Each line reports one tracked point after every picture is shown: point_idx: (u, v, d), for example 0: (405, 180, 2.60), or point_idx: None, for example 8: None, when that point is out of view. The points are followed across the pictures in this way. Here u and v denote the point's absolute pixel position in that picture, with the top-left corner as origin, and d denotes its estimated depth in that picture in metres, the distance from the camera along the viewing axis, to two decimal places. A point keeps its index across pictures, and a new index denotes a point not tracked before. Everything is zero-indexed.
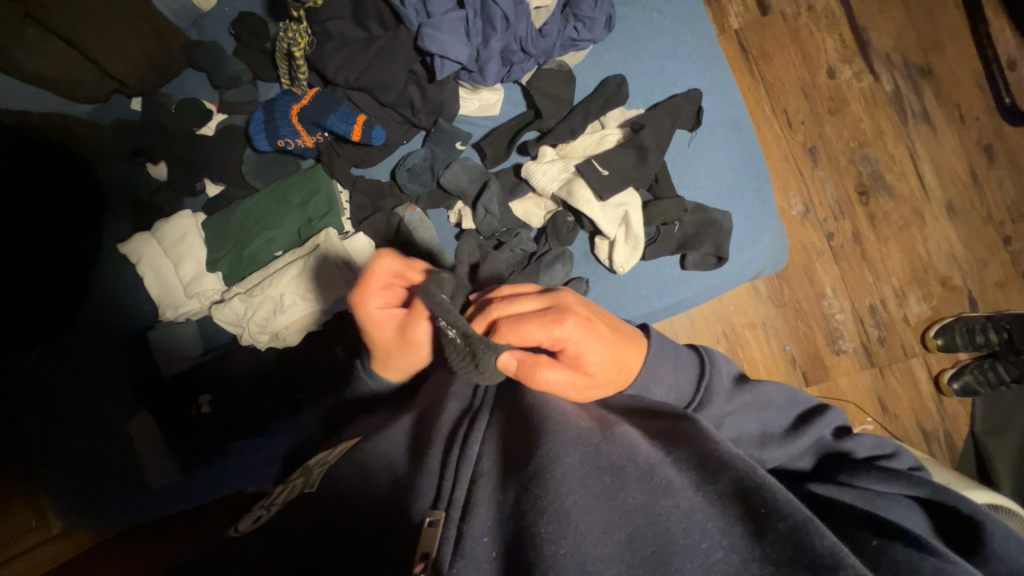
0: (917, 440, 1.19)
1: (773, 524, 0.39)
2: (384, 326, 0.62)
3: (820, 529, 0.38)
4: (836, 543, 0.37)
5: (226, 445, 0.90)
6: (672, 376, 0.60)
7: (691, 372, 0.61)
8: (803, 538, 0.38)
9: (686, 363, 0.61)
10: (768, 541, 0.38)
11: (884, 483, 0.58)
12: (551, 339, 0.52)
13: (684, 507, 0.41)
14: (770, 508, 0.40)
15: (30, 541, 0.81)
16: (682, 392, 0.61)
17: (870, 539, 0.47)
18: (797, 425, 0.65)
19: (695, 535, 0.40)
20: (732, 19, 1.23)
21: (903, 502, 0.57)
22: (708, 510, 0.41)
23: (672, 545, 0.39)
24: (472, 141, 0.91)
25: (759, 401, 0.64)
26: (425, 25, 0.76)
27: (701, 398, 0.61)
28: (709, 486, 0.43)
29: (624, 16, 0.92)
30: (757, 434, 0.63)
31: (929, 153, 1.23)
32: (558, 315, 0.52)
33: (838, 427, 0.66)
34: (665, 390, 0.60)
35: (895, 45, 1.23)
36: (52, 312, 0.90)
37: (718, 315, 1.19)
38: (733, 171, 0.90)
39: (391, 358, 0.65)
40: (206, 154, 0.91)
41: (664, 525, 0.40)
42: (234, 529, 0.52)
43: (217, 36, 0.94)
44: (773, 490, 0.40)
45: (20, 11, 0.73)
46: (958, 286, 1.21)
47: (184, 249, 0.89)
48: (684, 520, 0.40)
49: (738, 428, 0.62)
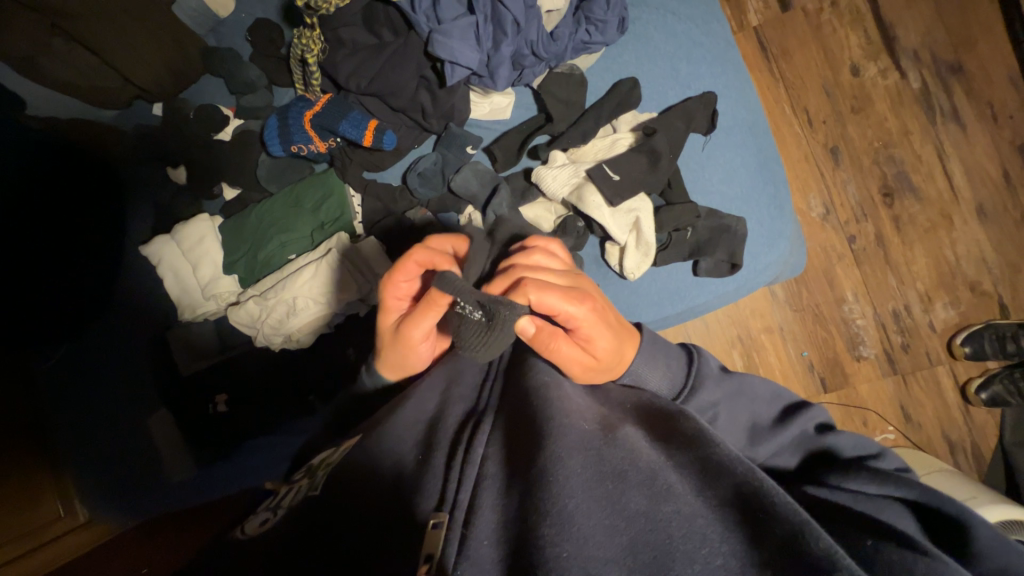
0: (941, 451, 1.15)
1: (770, 528, 0.38)
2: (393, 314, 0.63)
3: (818, 533, 0.37)
4: (832, 546, 0.36)
5: (241, 444, 0.92)
6: (661, 369, 0.61)
7: (680, 361, 0.62)
8: (802, 544, 0.37)
9: (675, 355, 0.63)
10: (767, 545, 0.38)
11: (874, 483, 0.54)
12: (563, 313, 0.53)
13: (685, 512, 0.40)
14: (770, 513, 0.39)
15: (59, 529, 0.84)
16: (671, 380, 0.61)
17: (865, 539, 0.45)
18: (783, 417, 0.65)
19: (695, 540, 0.39)
20: (751, 16, 1.20)
21: (894, 505, 0.53)
22: (709, 514, 0.41)
23: (673, 550, 0.39)
24: (483, 146, 0.91)
25: (746, 392, 0.64)
26: (435, 31, 0.76)
27: (693, 380, 0.61)
28: (710, 491, 0.42)
29: (637, 18, 0.90)
30: (746, 426, 0.62)
31: (959, 154, 1.18)
32: (578, 295, 0.55)
33: (821, 424, 0.66)
34: (657, 381, 0.61)
35: (923, 41, 1.18)
36: (76, 312, 0.94)
37: (734, 319, 1.16)
38: (748, 176, 0.88)
39: (387, 352, 0.65)
40: (224, 158, 0.93)
41: (665, 531, 0.40)
42: (241, 531, 0.53)
43: (234, 42, 0.96)
44: (773, 495, 0.40)
45: (47, 21, 0.74)
46: (988, 291, 1.16)
47: (201, 253, 0.91)
48: (685, 525, 0.40)
49: (728, 418, 0.62)
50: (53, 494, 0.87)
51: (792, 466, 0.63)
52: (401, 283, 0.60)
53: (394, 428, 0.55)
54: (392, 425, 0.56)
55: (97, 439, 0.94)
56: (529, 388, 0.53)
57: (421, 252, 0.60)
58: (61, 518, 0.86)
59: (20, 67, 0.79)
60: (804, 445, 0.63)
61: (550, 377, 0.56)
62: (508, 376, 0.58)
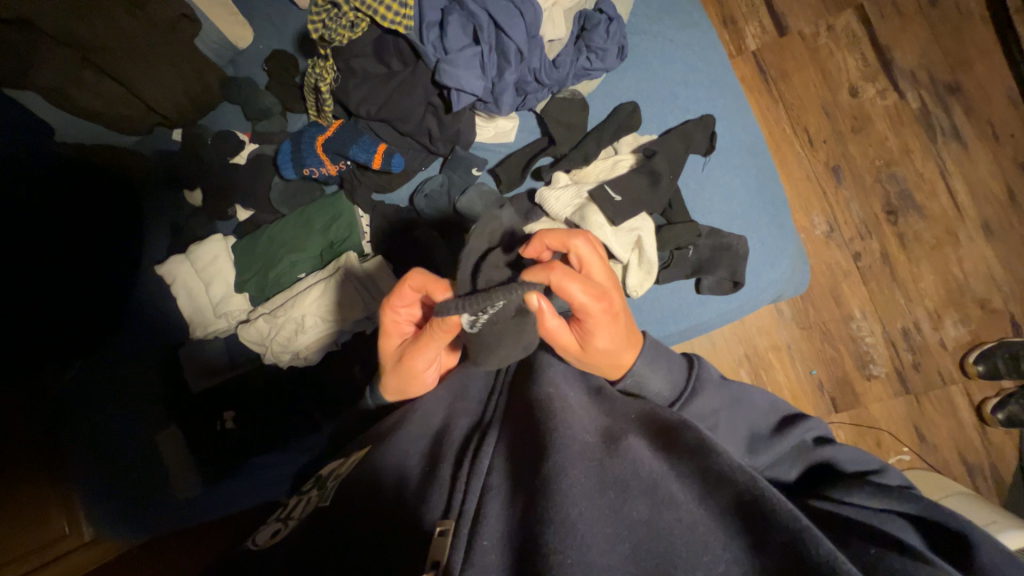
0: (959, 473, 1.12)
1: (771, 536, 0.38)
2: (395, 338, 0.63)
3: (819, 539, 0.37)
4: (833, 551, 0.36)
5: (248, 461, 0.92)
6: (662, 372, 0.61)
7: (680, 369, 0.63)
8: (802, 550, 0.36)
9: (676, 363, 0.63)
10: (768, 553, 0.38)
11: (876, 498, 0.54)
12: (585, 308, 0.52)
13: (687, 520, 0.41)
14: (770, 521, 0.39)
15: (66, 546, 0.85)
16: (672, 384, 0.62)
17: (869, 548, 0.45)
18: (780, 426, 0.64)
19: (697, 548, 0.39)
20: (749, 40, 1.24)
21: (896, 520, 0.53)
22: (710, 523, 0.41)
23: (676, 558, 0.39)
24: (488, 167, 0.94)
25: (745, 401, 0.64)
26: (441, 61, 0.80)
27: (692, 386, 0.61)
28: (711, 500, 0.42)
29: (637, 45, 0.94)
30: (744, 435, 0.63)
31: (962, 172, 1.19)
32: (604, 295, 0.53)
33: (818, 437, 0.65)
34: (657, 384, 0.61)
35: (919, 62, 1.21)
36: (93, 328, 0.96)
37: (741, 337, 1.15)
38: (748, 196, 0.89)
39: (392, 377, 0.64)
40: (239, 180, 0.97)
41: (667, 539, 0.40)
42: (252, 542, 0.54)
43: (252, 71, 1.01)
44: (774, 502, 0.39)
45: (79, 55, 0.78)
46: (998, 309, 1.15)
47: (214, 272, 0.93)
48: (687, 533, 0.40)
49: (727, 427, 0.62)
50: (59, 512, 0.88)
51: (792, 479, 0.63)
52: (400, 307, 0.59)
53: (398, 441, 0.56)
54: (398, 438, 0.57)
55: (109, 455, 0.95)
56: (534, 399, 0.53)
57: (415, 278, 0.56)
58: (66, 536, 0.86)
59: (50, 97, 0.82)
60: (803, 457, 0.63)
61: (554, 389, 0.55)
62: (514, 388, 0.59)
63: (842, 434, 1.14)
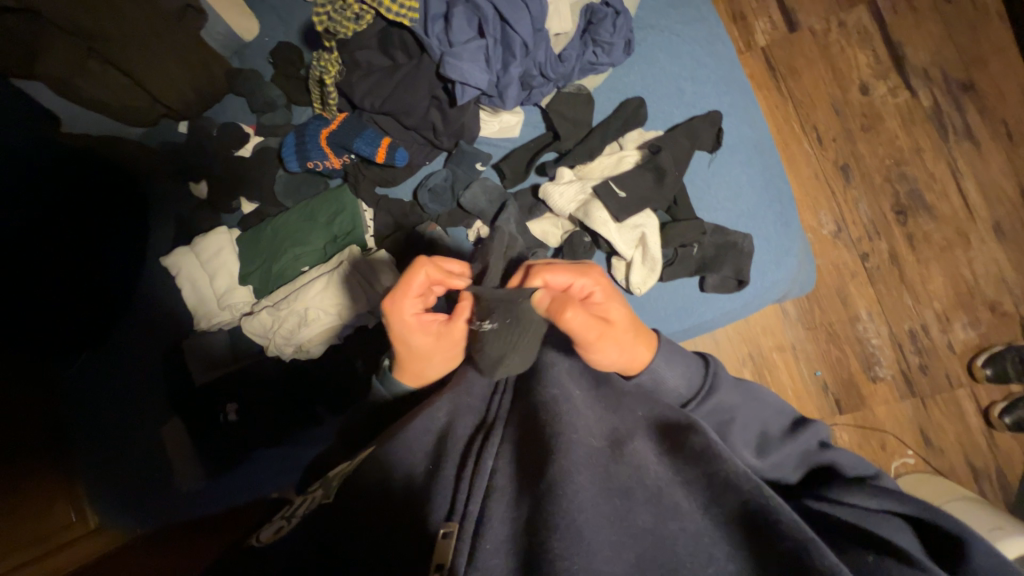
0: (964, 477, 1.10)
1: (775, 547, 0.38)
2: (425, 332, 0.60)
3: (822, 549, 0.37)
4: (838, 563, 0.36)
5: (246, 456, 0.93)
6: (678, 369, 0.61)
7: (696, 370, 0.62)
8: (806, 561, 0.36)
9: (692, 363, 0.62)
10: (770, 562, 0.38)
11: (871, 497, 0.54)
12: (575, 284, 0.59)
13: (690, 530, 0.41)
14: (775, 531, 0.38)
15: (76, 531, 0.86)
16: (689, 382, 0.61)
17: (866, 556, 0.45)
18: (793, 429, 0.65)
19: (701, 559, 0.40)
20: (759, 36, 1.22)
21: (893, 520, 0.52)
22: (715, 533, 0.41)
23: (679, 567, 0.39)
24: (492, 162, 0.94)
25: (758, 400, 0.65)
26: (446, 54, 0.79)
27: (710, 382, 0.61)
28: (716, 508, 0.42)
29: (643, 40, 0.93)
30: (755, 434, 0.62)
31: (974, 172, 1.17)
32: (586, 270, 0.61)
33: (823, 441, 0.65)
34: (675, 380, 0.61)
35: (933, 60, 1.18)
36: (102, 320, 0.98)
37: (745, 337, 1.14)
38: (754, 194, 0.88)
39: (434, 363, 0.64)
40: (243, 173, 0.97)
41: (671, 548, 0.40)
42: (256, 538, 0.54)
43: (257, 63, 1.01)
44: (779, 513, 0.39)
45: (84, 45, 0.78)
46: (1008, 311, 1.14)
47: (220, 263, 0.93)
48: (690, 544, 0.40)
49: (743, 424, 0.62)
50: (64, 504, 0.88)
51: (795, 481, 0.62)
52: (413, 294, 0.60)
53: (405, 436, 0.54)
54: (405, 432, 0.55)
55: (113, 445, 0.96)
56: (539, 398, 0.53)
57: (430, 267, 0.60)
58: (75, 523, 0.87)
59: (56, 88, 0.82)
60: (806, 461, 0.62)
61: (559, 389, 0.54)
62: (520, 387, 0.58)
63: (847, 436, 1.13)
